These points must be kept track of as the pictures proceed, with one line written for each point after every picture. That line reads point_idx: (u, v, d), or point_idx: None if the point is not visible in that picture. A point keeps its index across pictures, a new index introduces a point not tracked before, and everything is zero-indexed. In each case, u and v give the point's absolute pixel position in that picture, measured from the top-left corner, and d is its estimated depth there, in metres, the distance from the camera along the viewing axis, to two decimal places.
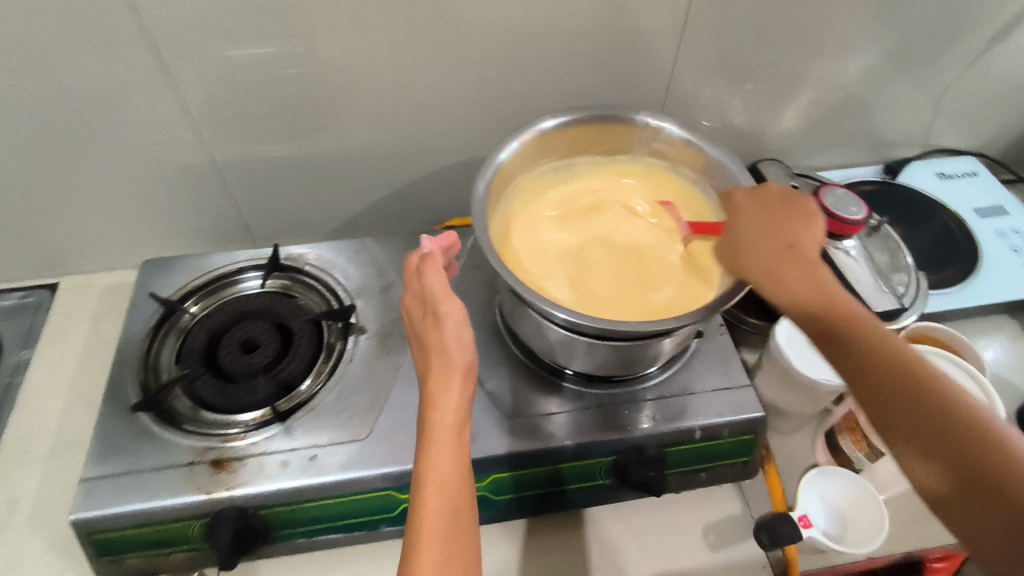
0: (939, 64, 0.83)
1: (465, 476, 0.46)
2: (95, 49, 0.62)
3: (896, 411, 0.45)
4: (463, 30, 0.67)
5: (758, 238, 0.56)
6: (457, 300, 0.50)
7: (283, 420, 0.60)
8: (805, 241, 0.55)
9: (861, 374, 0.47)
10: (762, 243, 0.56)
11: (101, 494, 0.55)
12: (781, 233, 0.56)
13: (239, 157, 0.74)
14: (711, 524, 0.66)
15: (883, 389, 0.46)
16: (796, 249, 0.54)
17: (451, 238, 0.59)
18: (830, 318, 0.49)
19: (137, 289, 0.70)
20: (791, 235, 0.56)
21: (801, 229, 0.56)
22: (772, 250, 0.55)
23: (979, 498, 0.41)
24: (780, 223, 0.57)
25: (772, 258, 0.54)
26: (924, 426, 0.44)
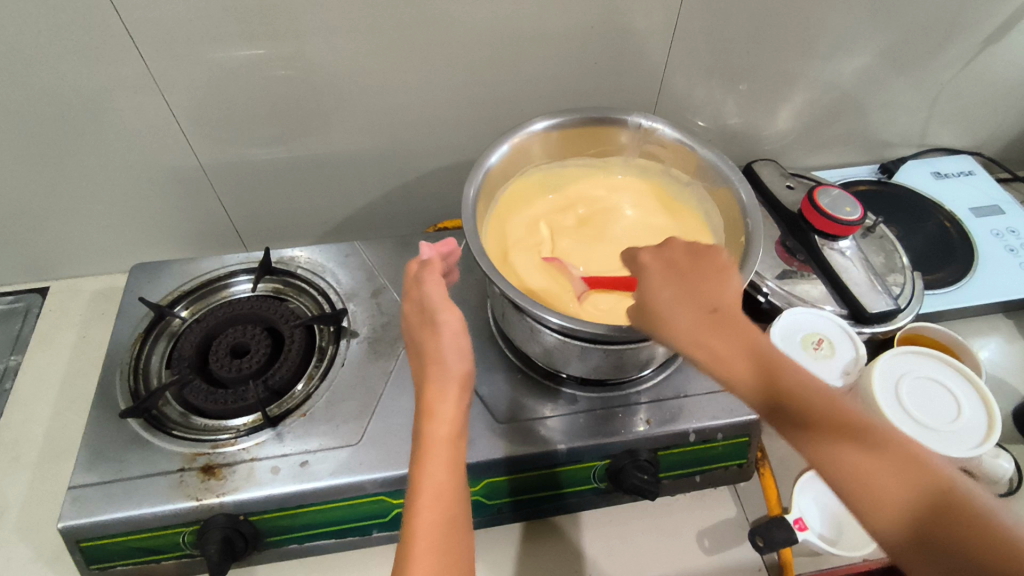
0: (935, 64, 0.83)
1: (461, 487, 0.45)
2: (81, 52, 0.61)
3: (853, 475, 0.39)
4: (452, 32, 0.66)
5: (670, 295, 0.48)
6: (455, 308, 0.50)
7: (274, 426, 0.59)
8: (720, 294, 0.48)
9: (811, 438, 0.41)
10: (676, 300, 0.47)
11: (89, 501, 0.54)
12: (694, 288, 0.48)
13: (229, 160, 0.74)
14: (706, 528, 0.66)
15: (833, 453, 0.40)
16: (715, 305, 0.47)
17: (449, 244, 0.58)
18: (764, 375, 0.43)
19: (126, 294, 0.69)
20: (702, 285, 0.48)
21: (711, 277, 0.49)
22: (689, 309, 0.47)
23: (947, 567, 0.36)
24: (689, 274, 0.49)
25: (690, 320, 0.46)
26: (884, 489, 0.38)
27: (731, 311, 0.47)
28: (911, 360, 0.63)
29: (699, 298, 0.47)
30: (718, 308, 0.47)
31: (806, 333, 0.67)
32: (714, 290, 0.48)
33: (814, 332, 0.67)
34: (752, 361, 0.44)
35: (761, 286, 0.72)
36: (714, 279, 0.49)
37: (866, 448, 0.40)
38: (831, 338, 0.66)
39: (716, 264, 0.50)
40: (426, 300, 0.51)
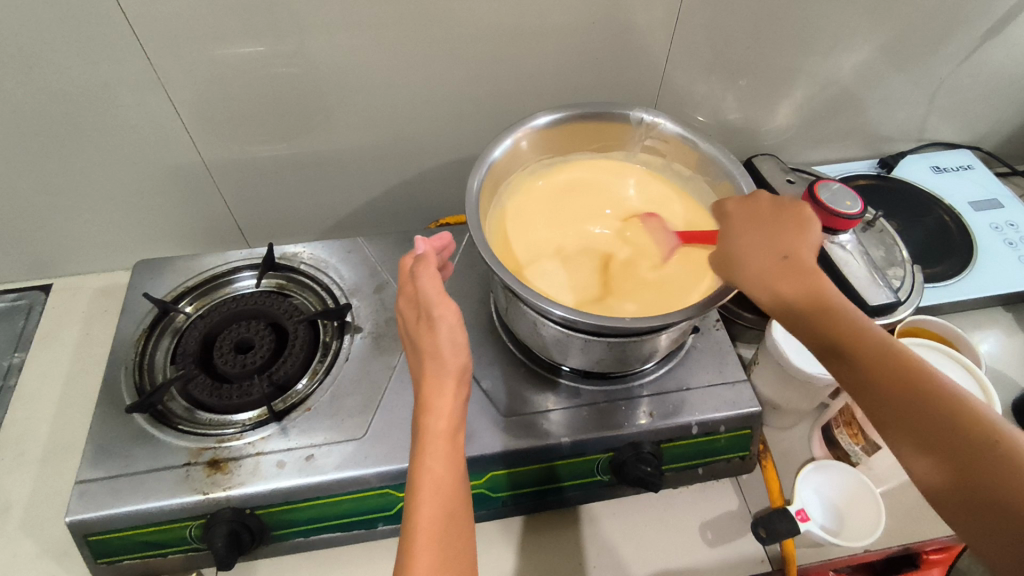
0: (933, 59, 0.83)
1: (459, 481, 0.46)
2: (83, 50, 0.61)
3: (898, 415, 0.43)
4: (454, 28, 0.66)
5: (751, 249, 0.52)
6: (450, 302, 0.50)
7: (279, 420, 0.60)
8: (798, 251, 0.50)
9: (865, 380, 0.44)
10: (757, 253, 0.51)
11: (95, 496, 0.54)
12: (773, 242, 0.51)
13: (231, 157, 0.74)
14: (708, 520, 0.66)
15: (883, 393, 0.43)
16: (791, 257, 0.50)
17: (443, 239, 0.58)
18: (828, 325, 0.46)
19: (130, 290, 0.69)
20: (781, 242, 0.51)
21: (791, 234, 0.51)
22: (767, 262, 0.50)
23: (978, 507, 0.39)
24: (769, 232, 0.52)
25: (764, 270, 0.50)
26: (926, 431, 0.42)
27: (806, 265, 0.49)
28: (917, 354, 0.63)
29: (778, 252, 0.50)
30: (791, 256, 0.50)
31: None
32: (795, 245, 0.50)
33: None
34: (822, 308, 0.47)
35: None
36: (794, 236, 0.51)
37: (915, 400, 0.42)
38: None
39: (796, 225, 0.52)
40: (422, 294, 0.51)
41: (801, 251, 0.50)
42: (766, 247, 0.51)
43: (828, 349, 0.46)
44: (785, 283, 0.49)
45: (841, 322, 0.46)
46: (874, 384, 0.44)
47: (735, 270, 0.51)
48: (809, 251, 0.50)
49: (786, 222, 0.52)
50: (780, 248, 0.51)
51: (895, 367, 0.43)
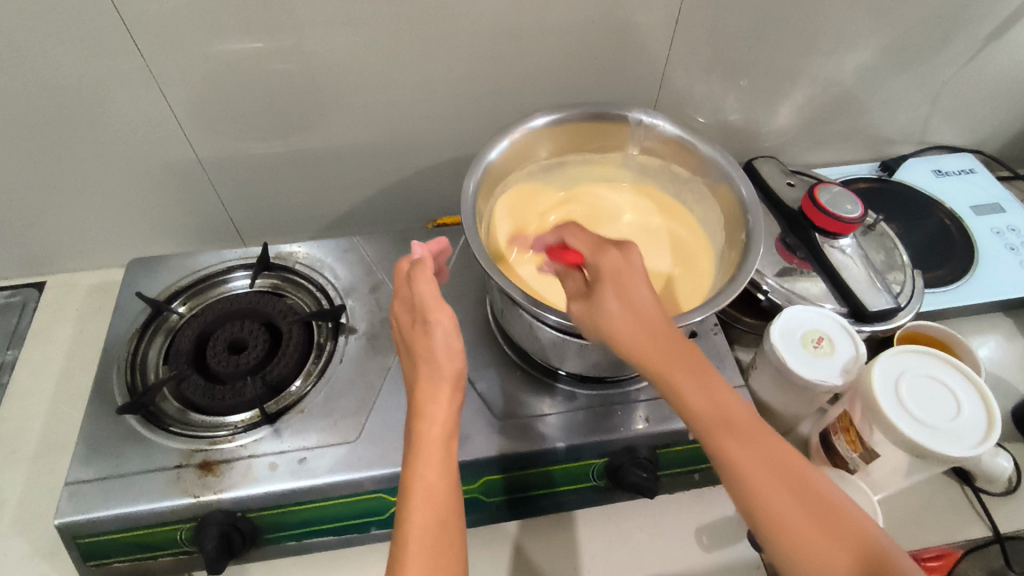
0: (937, 60, 0.82)
1: (453, 488, 0.45)
2: (76, 46, 0.60)
3: (784, 518, 0.40)
4: (451, 26, 0.66)
5: (596, 283, 0.49)
6: (447, 307, 0.50)
7: (272, 422, 0.59)
8: (632, 290, 0.47)
9: (749, 480, 0.41)
10: (603, 295, 0.48)
11: (85, 498, 0.54)
12: (614, 282, 0.48)
13: (226, 154, 0.73)
14: (704, 525, 0.66)
15: (768, 497, 0.41)
16: (634, 303, 0.47)
17: (440, 243, 0.58)
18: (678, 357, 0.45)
19: (123, 289, 0.69)
20: (614, 274, 0.48)
21: (627, 261, 0.49)
22: (620, 309, 0.47)
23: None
24: (602, 263, 0.49)
25: (622, 323, 0.47)
26: (806, 532, 0.40)
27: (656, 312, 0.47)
28: (921, 360, 0.62)
29: (619, 292, 0.47)
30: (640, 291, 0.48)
31: (806, 331, 0.66)
32: (635, 286, 0.47)
33: (815, 329, 0.66)
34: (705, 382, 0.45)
35: (761, 283, 0.72)
36: (632, 266, 0.49)
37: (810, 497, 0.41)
38: (832, 335, 0.66)
39: (625, 251, 0.49)
40: (418, 298, 0.51)
41: (642, 290, 0.47)
42: (608, 292, 0.47)
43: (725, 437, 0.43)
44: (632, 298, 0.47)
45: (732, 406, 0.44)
46: (758, 483, 0.41)
47: (584, 316, 0.49)
48: (643, 292, 0.47)
49: (621, 249, 0.49)
50: (625, 291, 0.47)
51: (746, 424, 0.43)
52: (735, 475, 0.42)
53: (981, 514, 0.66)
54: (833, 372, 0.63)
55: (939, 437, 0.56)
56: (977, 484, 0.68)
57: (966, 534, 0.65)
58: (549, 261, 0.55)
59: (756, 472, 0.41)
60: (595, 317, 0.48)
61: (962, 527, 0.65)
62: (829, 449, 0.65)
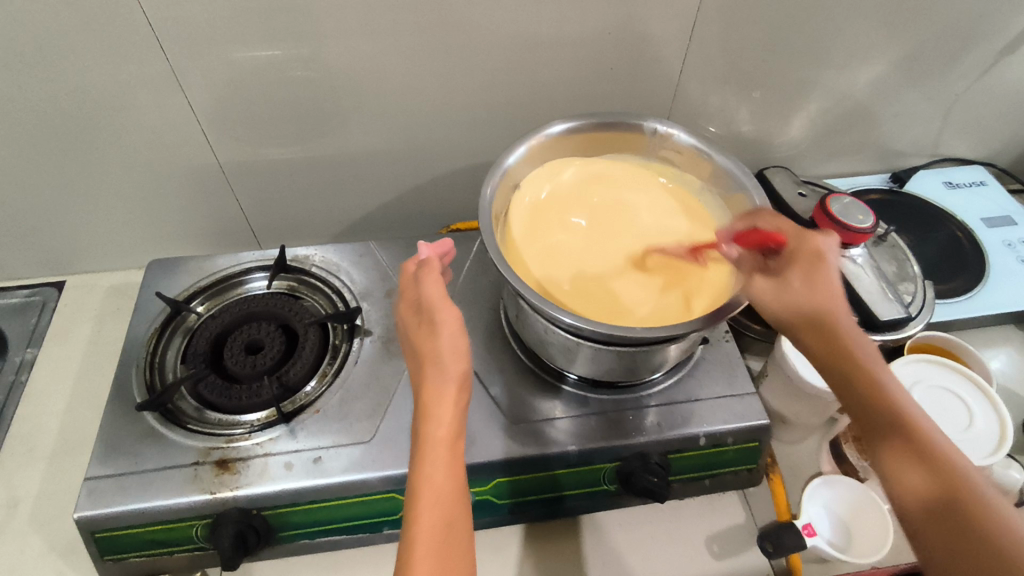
0: (949, 74, 0.83)
1: (460, 488, 0.46)
2: (105, 51, 0.62)
3: (902, 468, 0.43)
4: (469, 35, 0.67)
5: (784, 266, 0.52)
6: (452, 307, 0.51)
7: (288, 422, 0.60)
8: (824, 275, 0.51)
9: (890, 453, 0.44)
10: (789, 274, 0.52)
11: (105, 493, 0.55)
12: (806, 267, 0.51)
13: (246, 159, 0.75)
14: (714, 532, 0.66)
15: (901, 468, 0.43)
16: (816, 284, 0.50)
17: (445, 245, 0.59)
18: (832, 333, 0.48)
19: (143, 289, 0.70)
20: (810, 250, 0.52)
21: (829, 246, 0.52)
22: (806, 286, 0.51)
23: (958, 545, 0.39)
24: (801, 246, 0.52)
25: (801, 292, 0.50)
26: (924, 484, 0.42)
27: (835, 295, 0.50)
28: (924, 368, 0.62)
29: (807, 262, 0.52)
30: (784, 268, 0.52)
31: None
32: (826, 274, 0.51)
33: None
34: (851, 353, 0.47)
35: None
36: (829, 256, 0.52)
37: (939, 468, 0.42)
38: None
39: (825, 240, 0.52)
40: (425, 298, 0.52)
41: (833, 280, 0.51)
42: (796, 271, 0.52)
43: (867, 432, 0.46)
44: (806, 273, 0.51)
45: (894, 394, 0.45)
46: (909, 454, 0.43)
47: (752, 284, 0.52)
48: (833, 286, 0.50)
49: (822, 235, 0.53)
50: (807, 249, 0.52)
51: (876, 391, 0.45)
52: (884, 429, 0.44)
53: None
54: None
55: None
56: None
57: None
58: (728, 247, 0.57)
59: (917, 466, 0.42)
60: (779, 291, 0.51)
61: None
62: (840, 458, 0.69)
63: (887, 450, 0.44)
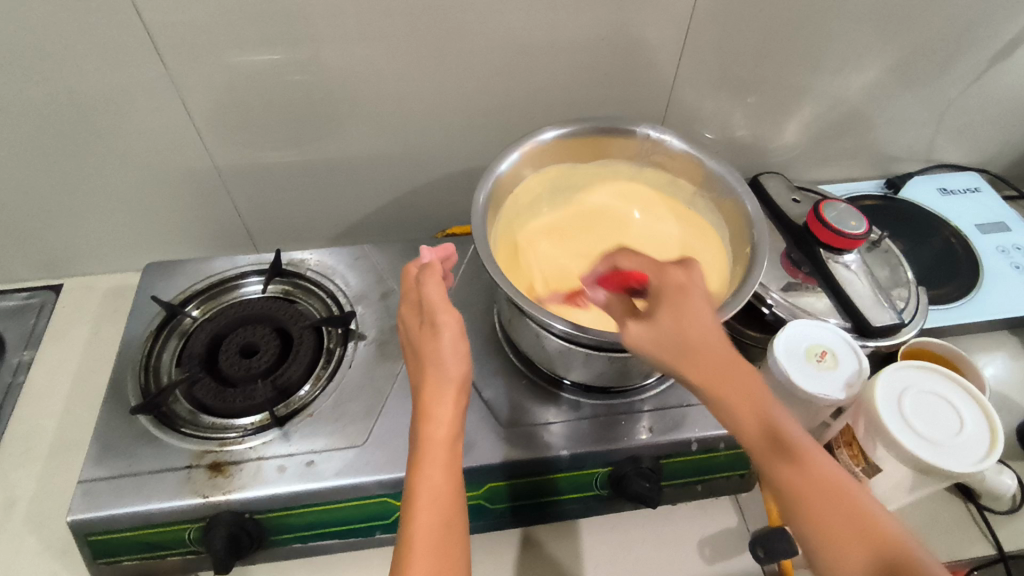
0: (943, 80, 0.83)
1: (457, 488, 0.46)
2: (103, 55, 0.63)
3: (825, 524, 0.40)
4: (465, 40, 0.67)
5: (653, 305, 0.48)
6: (454, 310, 0.51)
7: (282, 425, 0.60)
8: (692, 307, 0.47)
9: (802, 499, 0.41)
10: (665, 318, 0.47)
11: (98, 496, 0.55)
12: (674, 299, 0.47)
13: (243, 162, 0.75)
14: (707, 537, 0.66)
15: (816, 511, 0.41)
16: (694, 323, 0.46)
17: (447, 250, 0.59)
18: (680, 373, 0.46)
19: (139, 293, 0.70)
20: (677, 284, 0.48)
21: (689, 277, 0.49)
22: (677, 324, 0.46)
23: None
24: (666, 281, 0.48)
25: (680, 343, 0.45)
26: (854, 544, 0.39)
27: (710, 330, 0.46)
28: (918, 375, 0.62)
29: (677, 299, 0.47)
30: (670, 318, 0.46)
31: (810, 344, 0.67)
32: (698, 305, 0.47)
33: (819, 343, 0.67)
34: (736, 386, 0.44)
35: (766, 297, 0.73)
36: (694, 284, 0.48)
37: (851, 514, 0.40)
38: (836, 350, 0.66)
39: (686, 269, 0.49)
40: (426, 300, 0.52)
41: (704, 312, 0.46)
42: (665, 310, 0.47)
43: (775, 454, 0.42)
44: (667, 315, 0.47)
45: (780, 423, 0.43)
46: (819, 509, 0.41)
47: (637, 339, 0.47)
48: (707, 317, 0.46)
49: (682, 265, 0.49)
50: (682, 300, 0.47)
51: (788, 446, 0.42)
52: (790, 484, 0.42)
53: (986, 532, 0.66)
54: (835, 387, 0.63)
55: (941, 453, 0.56)
56: (981, 502, 0.68)
57: (970, 552, 0.65)
58: (596, 291, 0.55)
59: (824, 500, 0.41)
60: (659, 334, 0.46)
61: (967, 544, 0.65)
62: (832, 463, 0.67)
63: (788, 481, 0.42)
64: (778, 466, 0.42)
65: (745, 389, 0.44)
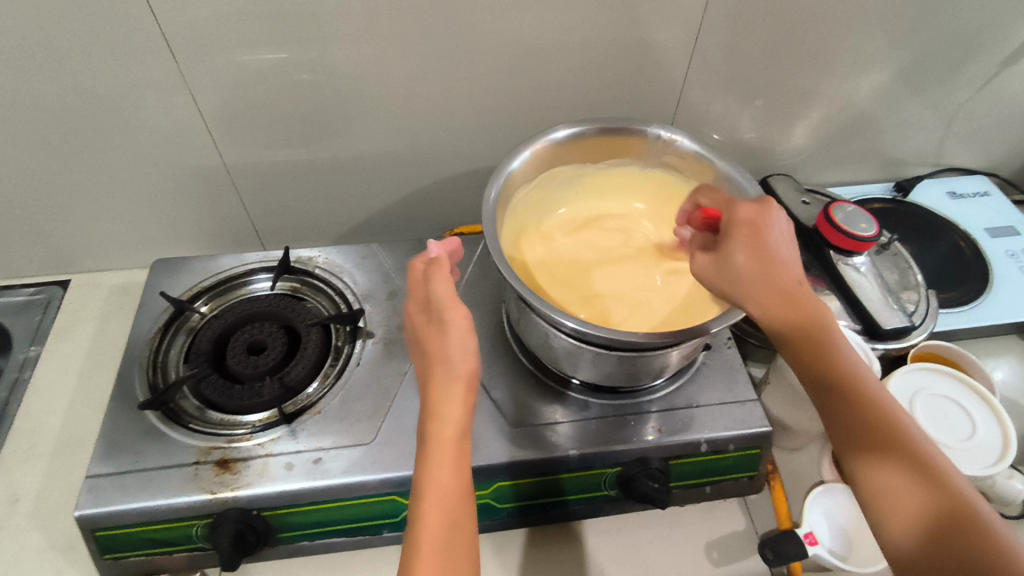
0: (952, 84, 0.83)
1: (464, 487, 0.46)
2: (113, 52, 0.63)
3: (887, 493, 0.45)
4: (474, 39, 0.67)
5: (724, 239, 0.52)
6: (461, 306, 0.50)
7: (289, 422, 0.60)
8: (767, 240, 0.50)
9: (873, 465, 0.46)
10: (735, 256, 0.50)
11: (104, 492, 0.55)
12: (750, 234, 0.51)
13: (252, 160, 0.75)
14: (714, 539, 0.65)
15: (885, 476, 0.45)
16: (769, 258, 0.49)
17: (451, 244, 0.59)
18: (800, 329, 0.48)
19: (147, 289, 0.70)
20: (748, 221, 0.51)
21: (758, 213, 0.52)
22: (751, 261, 0.49)
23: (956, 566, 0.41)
24: (738, 217, 0.52)
25: (746, 274, 0.49)
26: (908, 515, 0.44)
27: (791, 262, 0.50)
28: (929, 377, 0.62)
29: (751, 239, 0.50)
30: (770, 258, 0.49)
31: None
32: (769, 239, 0.50)
33: None
34: (828, 348, 0.48)
35: None
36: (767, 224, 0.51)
37: (930, 487, 0.44)
38: None
39: (756, 207, 0.52)
40: (434, 296, 0.51)
41: (782, 252, 0.50)
42: (739, 249, 0.50)
43: (852, 428, 0.47)
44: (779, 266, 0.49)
45: (859, 395, 0.48)
46: (898, 461, 0.45)
47: (700, 272, 0.52)
48: (780, 243, 0.50)
49: (759, 204, 0.52)
50: (758, 241, 0.50)
51: (860, 413, 0.47)
52: (851, 430, 0.47)
53: None
54: None
55: (947, 455, 0.56)
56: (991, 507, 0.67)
57: None
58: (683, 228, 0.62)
59: (888, 460, 0.45)
60: (721, 269, 0.50)
61: None
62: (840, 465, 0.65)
63: (860, 443, 0.47)
64: (863, 431, 0.47)
65: (828, 346, 0.48)
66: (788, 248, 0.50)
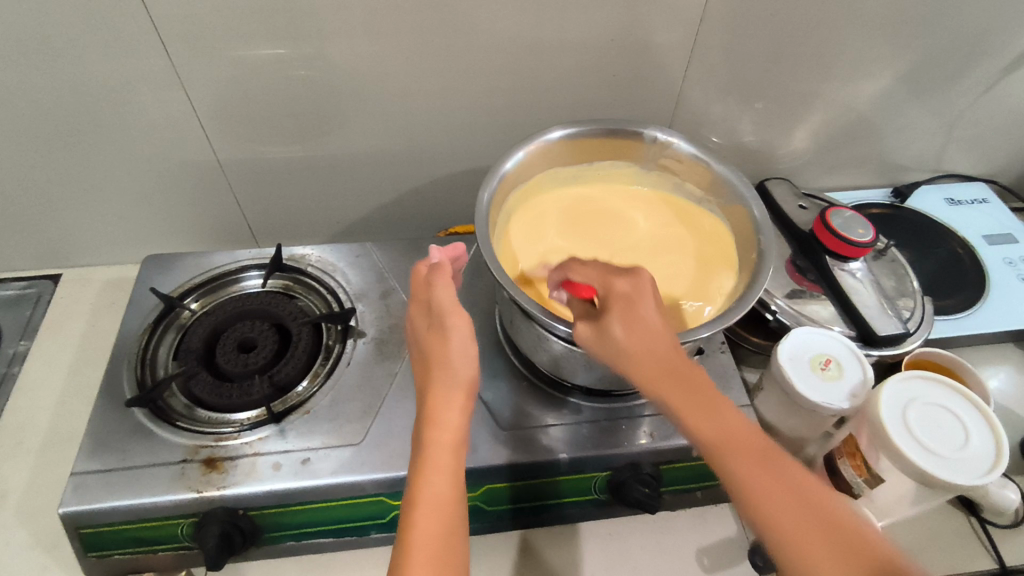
0: (952, 90, 0.83)
1: (460, 496, 0.45)
2: (106, 45, 0.62)
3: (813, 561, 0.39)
4: (472, 38, 0.67)
5: (603, 317, 0.50)
6: (464, 313, 0.51)
7: (278, 422, 0.59)
8: (641, 316, 0.49)
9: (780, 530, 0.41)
10: (617, 330, 0.49)
11: (89, 489, 0.54)
12: (621, 307, 0.49)
13: (246, 156, 0.75)
14: (705, 545, 0.65)
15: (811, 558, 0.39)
16: (646, 329, 0.48)
17: (456, 249, 0.58)
18: (690, 395, 0.46)
19: (138, 284, 0.70)
20: (622, 293, 0.50)
21: (635, 284, 0.50)
22: (630, 335, 0.48)
23: None
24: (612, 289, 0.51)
25: (630, 345, 0.48)
26: None
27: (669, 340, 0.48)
28: (925, 387, 0.61)
29: (626, 311, 0.49)
30: (638, 328, 0.48)
31: (813, 354, 0.66)
32: (643, 310, 0.49)
33: (823, 352, 0.66)
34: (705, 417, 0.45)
35: (770, 303, 0.73)
36: (641, 292, 0.50)
37: (846, 540, 0.39)
38: (840, 359, 0.65)
39: (631, 276, 0.51)
40: (437, 302, 0.51)
41: (654, 321, 0.49)
42: (620, 328, 0.49)
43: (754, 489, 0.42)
44: (639, 329, 0.48)
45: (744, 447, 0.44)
46: (797, 517, 0.41)
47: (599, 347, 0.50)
48: (649, 314, 0.49)
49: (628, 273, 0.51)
50: (634, 311, 0.49)
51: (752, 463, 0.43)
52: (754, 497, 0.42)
53: (989, 548, 0.65)
54: (839, 396, 0.63)
55: (943, 464, 0.55)
56: (985, 516, 0.67)
57: (973, 566, 0.64)
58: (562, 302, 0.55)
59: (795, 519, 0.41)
60: (608, 346, 0.49)
61: (970, 558, 0.64)
62: (834, 474, 0.64)
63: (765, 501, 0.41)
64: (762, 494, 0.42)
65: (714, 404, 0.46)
66: (645, 307, 0.49)
